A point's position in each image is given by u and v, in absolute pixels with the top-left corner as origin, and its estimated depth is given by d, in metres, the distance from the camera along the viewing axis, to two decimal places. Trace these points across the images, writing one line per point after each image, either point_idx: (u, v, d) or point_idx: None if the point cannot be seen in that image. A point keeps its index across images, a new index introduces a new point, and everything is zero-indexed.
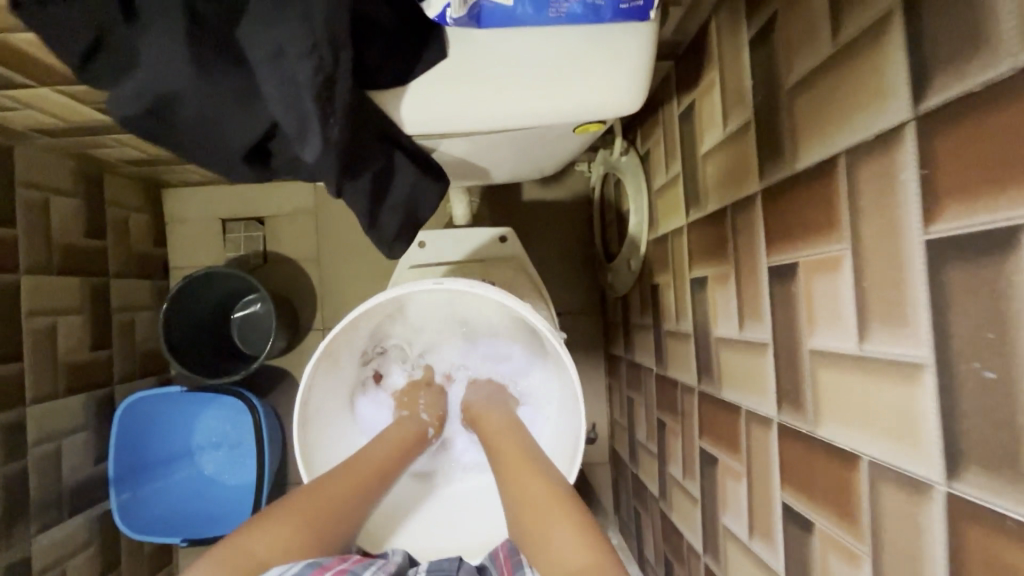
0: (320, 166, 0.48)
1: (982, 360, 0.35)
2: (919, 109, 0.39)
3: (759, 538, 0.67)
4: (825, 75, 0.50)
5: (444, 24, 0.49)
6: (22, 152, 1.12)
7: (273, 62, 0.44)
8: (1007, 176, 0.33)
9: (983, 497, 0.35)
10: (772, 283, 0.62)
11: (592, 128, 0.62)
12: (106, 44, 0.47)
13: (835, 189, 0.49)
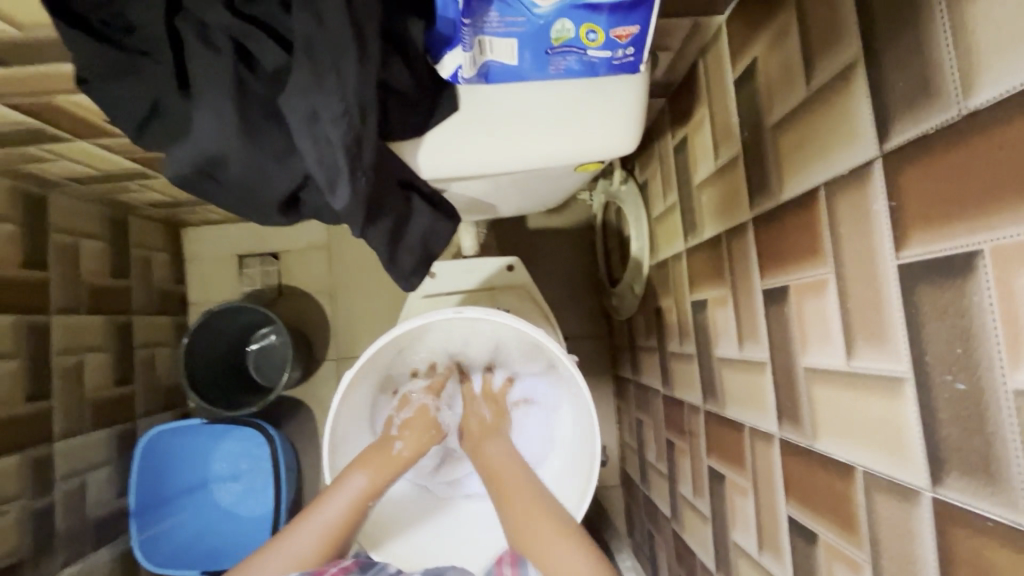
0: (347, 213, 0.52)
1: (953, 373, 0.39)
2: (884, 147, 0.44)
3: (768, 552, 0.69)
4: (802, 115, 0.55)
5: (456, 82, 0.55)
6: (55, 200, 1.19)
7: (309, 123, 0.47)
8: (962, 208, 0.37)
9: (964, 500, 0.38)
10: (766, 305, 0.65)
11: (592, 167, 0.67)
12: (161, 111, 0.52)
13: (817, 218, 0.54)
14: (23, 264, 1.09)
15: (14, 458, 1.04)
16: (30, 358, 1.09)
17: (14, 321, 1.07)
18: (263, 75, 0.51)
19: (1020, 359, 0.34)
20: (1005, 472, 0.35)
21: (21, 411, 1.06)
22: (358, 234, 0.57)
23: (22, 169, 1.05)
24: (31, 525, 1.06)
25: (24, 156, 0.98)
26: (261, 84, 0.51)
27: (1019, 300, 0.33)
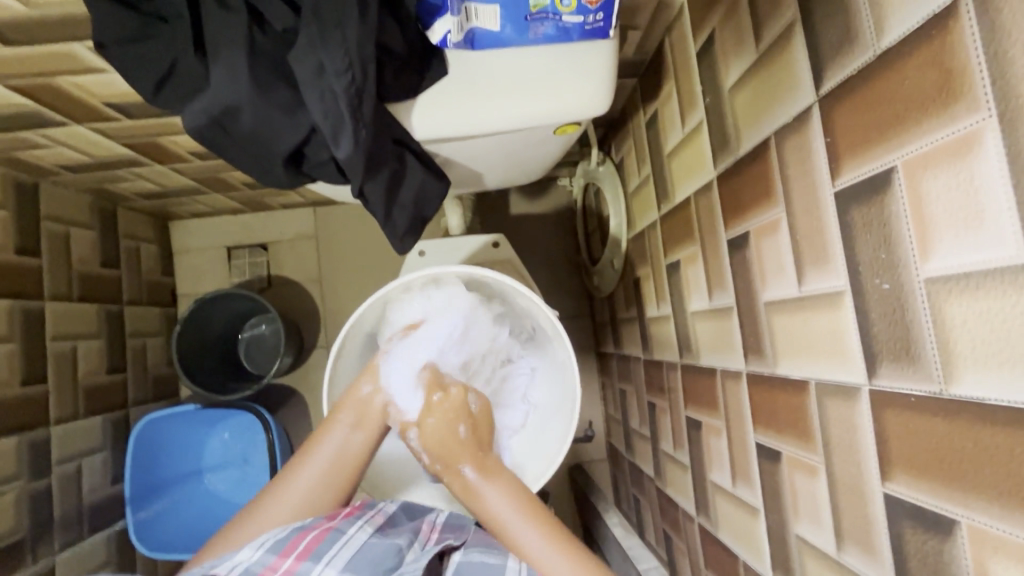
0: (348, 163, 0.59)
1: (880, 276, 0.45)
2: (819, 92, 0.51)
3: (740, 483, 0.75)
4: (754, 74, 0.62)
5: (445, 47, 0.61)
6: (46, 188, 1.21)
7: (316, 77, 0.54)
8: (881, 133, 0.43)
9: (892, 384, 0.45)
10: (731, 254, 0.72)
11: (570, 130, 0.73)
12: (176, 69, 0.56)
13: (770, 164, 0.60)
14: (17, 251, 1.12)
15: (11, 441, 1.06)
16: (25, 343, 1.11)
17: (9, 306, 1.09)
18: (272, 33, 0.57)
19: (928, 250, 0.40)
20: (920, 352, 0.42)
21: (17, 394, 1.08)
22: (358, 188, 0.64)
23: (16, 157, 1.07)
24: (29, 507, 1.08)
25: (20, 142, 1.01)
26: (271, 42, 0.57)
27: (925, 202, 0.40)
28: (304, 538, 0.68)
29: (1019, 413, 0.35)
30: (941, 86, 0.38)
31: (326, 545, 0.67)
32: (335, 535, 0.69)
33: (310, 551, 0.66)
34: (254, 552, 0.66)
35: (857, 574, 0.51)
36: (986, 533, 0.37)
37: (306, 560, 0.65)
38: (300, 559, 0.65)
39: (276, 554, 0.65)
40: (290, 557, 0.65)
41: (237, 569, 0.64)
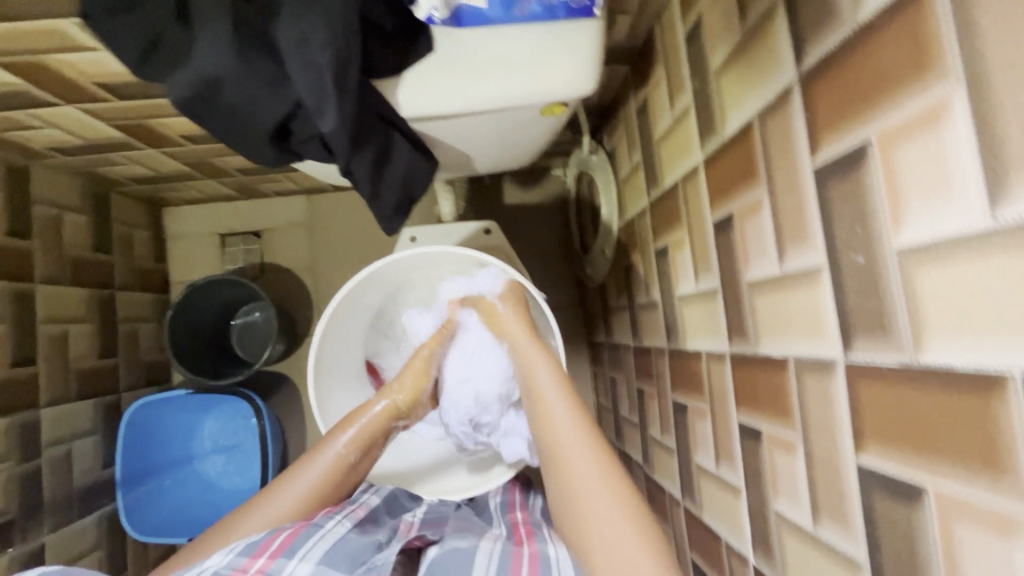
0: (334, 137, 0.60)
1: (855, 250, 0.46)
2: (800, 70, 0.51)
3: (723, 464, 0.76)
4: (739, 55, 0.62)
5: (431, 24, 0.61)
6: (37, 172, 1.21)
7: (300, 49, 0.55)
8: (858, 108, 0.44)
9: (866, 357, 0.45)
10: (716, 236, 0.72)
11: (558, 111, 0.73)
12: (161, 42, 0.57)
13: (753, 144, 0.61)
14: (8, 232, 1.12)
15: (1, 422, 1.06)
16: (15, 325, 1.11)
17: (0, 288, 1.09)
18: (256, 5, 0.56)
19: (900, 222, 0.41)
20: (892, 323, 0.42)
21: (7, 375, 1.09)
22: (345, 163, 0.65)
23: (6, 139, 1.07)
24: (19, 488, 1.09)
25: (10, 123, 1.00)
26: (255, 13, 0.57)
27: (898, 173, 0.40)
28: (276, 539, 0.67)
29: (982, 379, 0.35)
30: (914, 59, 0.38)
31: (301, 541, 0.67)
32: (312, 530, 0.70)
33: (284, 547, 0.66)
34: (223, 556, 0.64)
35: (830, 547, 0.52)
36: (951, 498, 0.38)
37: (280, 556, 0.64)
38: (273, 556, 0.64)
39: (248, 556, 0.64)
40: (263, 556, 0.64)
41: (206, 573, 0.62)
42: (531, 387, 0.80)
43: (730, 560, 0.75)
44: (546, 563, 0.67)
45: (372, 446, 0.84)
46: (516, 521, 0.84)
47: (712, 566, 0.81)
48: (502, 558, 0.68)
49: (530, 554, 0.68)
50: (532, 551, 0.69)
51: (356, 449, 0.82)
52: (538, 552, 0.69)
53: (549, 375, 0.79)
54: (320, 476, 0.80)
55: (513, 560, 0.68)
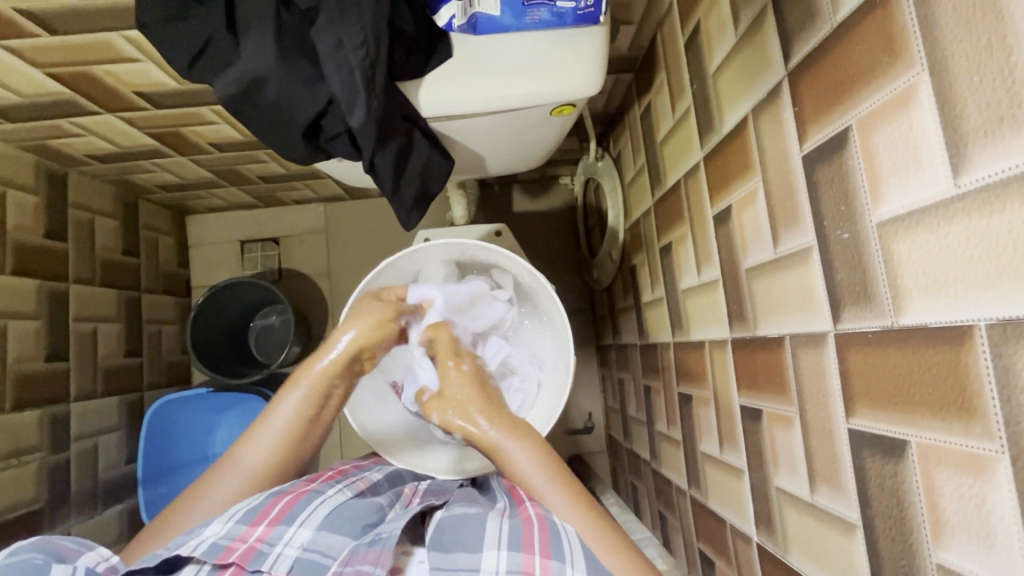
0: (361, 131, 0.65)
1: (841, 227, 0.50)
2: (788, 67, 0.56)
3: (727, 449, 0.78)
4: (733, 57, 0.67)
5: (451, 31, 0.68)
6: (73, 178, 1.28)
7: (336, 51, 0.61)
8: (838, 99, 0.48)
9: (853, 326, 0.49)
10: (716, 227, 0.76)
11: (566, 112, 0.78)
12: (209, 46, 0.64)
13: (748, 139, 0.65)
14: (45, 234, 1.19)
15: (34, 413, 1.12)
16: (49, 322, 1.18)
17: (37, 285, 1.15)
18: (296, 14, 0.63)
19: (879, 196, 0.45)
20: (875, 291, 0.46)
21: (42, 368, 1.15)
22: (369, 159, 0.70)
23: (48, 146, 1.15)
24: (48, 478, 1.13)
25: (54, 130, 1.08)
26: (295, 19, 0.64)
27: (875, 153, 0.45)
28: (276, 504, 0.69)
29: (954, 331, 0.39)
30: (885, 49, 0.43)
31: (300, 507, 0.69)
32: (311, 496, 0.71)
33: (283, 514, 0.67)
34: (223, 525, 0.65)
35: (828, 513, 0.55)
36: (931, 447, 0.41)
37: (279, 524, 0.66)
38: (273, 524, 0.66)
39: (247, 524, 0.66)
40: (263, 524, 0.66)
41: (204, 545, 0.63)
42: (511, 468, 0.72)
43: (735, 542, 0.77)
44: (557, 531, 0.63)
45: (332, 394, 0.78)
46: (517, 484, 0.78)
47: (719, 551, 0.83)
48: (513, 526, 0.65)
49: (540, 517, 0.65)
50: (540, 515, 0.66)
51: (317, 403, 0.77)
52: (546, 516, 0.65)
53: (519, 446, 0.72)
54: (287, 424, 0.76)
55: (524, 531, 0.64)
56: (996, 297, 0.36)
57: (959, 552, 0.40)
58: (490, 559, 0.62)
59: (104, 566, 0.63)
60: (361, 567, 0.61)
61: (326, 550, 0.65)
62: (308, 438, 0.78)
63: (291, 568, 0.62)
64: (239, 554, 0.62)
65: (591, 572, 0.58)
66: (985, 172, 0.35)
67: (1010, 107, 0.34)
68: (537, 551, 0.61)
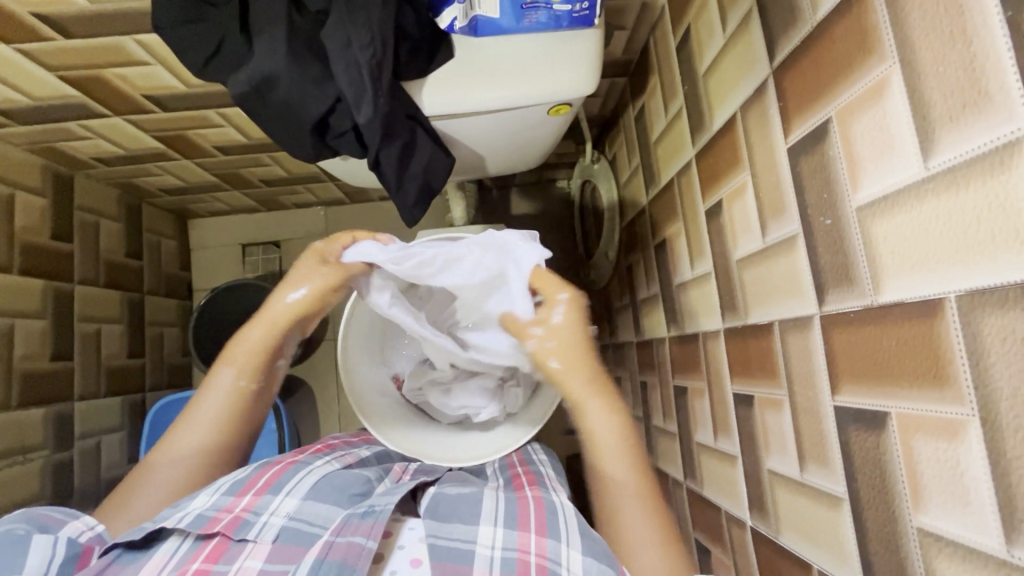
0: (368, 127, 0.69)
1: (824, 214, 0.52)
2: (773, 65, 0.59)
3: (721, 437, 0.80)
4: (723, 57, 0.71)
5: (452, 32, 0.71)
6: (79, 181, 1.31)
7: (343, 50, 0.66)
8: (818, 93, 0.51)
9: (837, 307, 0.51)
10: (708, 222, 0.79)
11: (563, 111, 0.81)
12: (222, 47, 0.67)
13: (737, 135, 0.68)
14: (52, 235, 1.21)
15: (39, 411, 1.13)
16: (55, 321, 1.20)
17: (43, 285, 1.17)
18: (307, 13, 0.67)
19: (858, 183, 0.48)
20: (856, 273, 0.49)
21: (47, 367, 1.16)
22: (374, 154, 0.74)
23: (56, 149, 1.17)
24: (51, 475, 1.15)
25: (63, 133, 1.10)
26: (305, 22, 0.67)
27: (854, 142, 0.48)
28: (262, 476, 0.71)
29: (927, 305, 0.41)
30: (862, 44, 0.46)
31: (286, 479, 0.71)
32: (297, 468, 0.73)
33: (269, 485, 0.70)
34: (210, 497, 0.67)
35: (816, 489, 0.57)
36: (908, 416, 0.44)
37: (266, 493, 0.68)
38: (260, 493, 0.68)
39: (233, 496, 0.68)
40: (248, 494, 0.68)
41: (190, 516, 0.64)
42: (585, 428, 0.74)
43: (730, 527, 0.79)
44: (553, 512, 0.67)
45: (271, 368, 0.81)
46: (517, 472, 0.81)
47: (715, 539, 0.84)
48: (510, 504, 0.69)
49: (536, 499, 0.69)
50: (537, 496, 0.70)
51: (249, 378, 0.79)
52: (544, 498, 0.70)
53: (598, 403, 0.74)
54: (224, 402, 0.77)
55: (520, 509, 0.67)
56: (964, 270, 0.38)
57: (936, 514, 0.42)
58: (486, 534, 0.63)
59: (88, 536, 0.63)
60: (353, 539, 0.61)
61: (313, 520, 0.66)
62: (250, 411, 0.79)
63: (277, 536, 0.64)
64: (226, 523, 0.64)
65: (585, 552, 0.61)
66: (950, 155, 0.38)
67: (971, 94, 0.37)
68: (533, 529, 0.64)
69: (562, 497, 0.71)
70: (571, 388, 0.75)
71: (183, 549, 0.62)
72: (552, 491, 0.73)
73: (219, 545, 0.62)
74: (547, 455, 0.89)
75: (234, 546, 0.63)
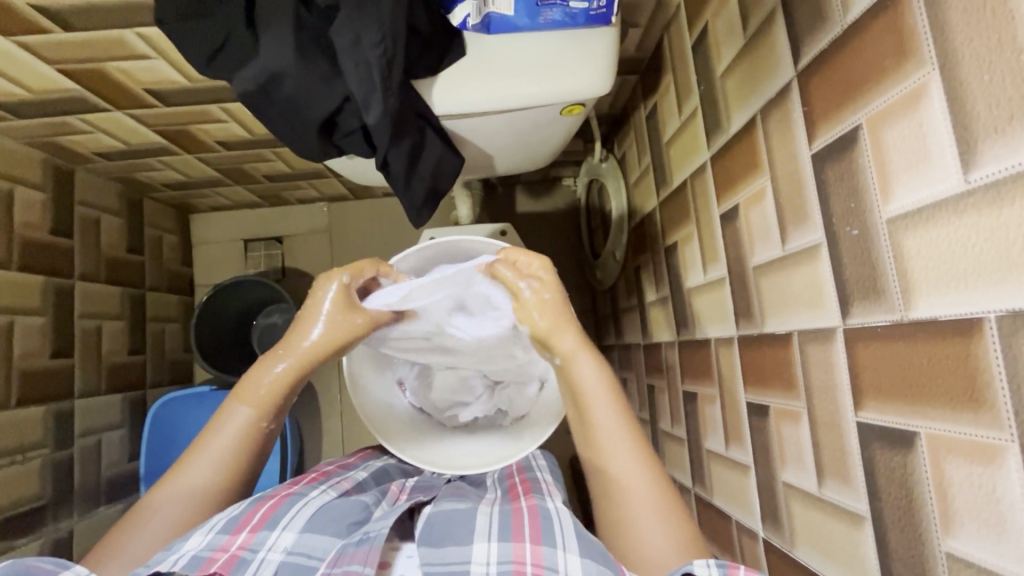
0: (377, 127, 0.67)
1: (850, 224, 0.51)
2: (797, 68, 0.57)
3: (732, 445, 0.79)
4: (742, 58, 0.68)
5: (464, 29, 0.69)
6: (79, 175, 1.28)
7: (353, 48, 0.63)
8: (848, 99, 0.50)
9: (863, 320, 0.50)
10: (724, 227, 0.77)
11: (576, 111, 0.79)
12: (227, 43, 0.65)
13: (756, 139, 0.66)
14: (52, 231, 1.19)
15: (40, 409, 1.12)
16: (55, 318, 1.18)
17: (43, 281, 1.16)
18: (315, 10, 0.65)
19: (888, 193, 0.46)
20: (884, 286, 0.47)
21: (47, 365, 1.15)
22: (383, 155, 0.72)
23: (56, 143, 1.15)
24: (52, 474, 1.14)
25: (63, 127, 1.08)
26: (313, 18, 0.65)
27: (885, 151, 0.46)
28: (258, 510, 0.69)
29: (964, 323, 0.40)
30: (897, 49, 0.44)
31: (281, 512, 0.69)
32: (292, 501, 0.71)
33: (266, 520, 0.67)
34: (204, 536, 0.65)
35: (836, 506, 0.55)
36: (940, 437, 0.42)
37: (261, 530, 0.66)
38: (255, 530, 0.66)
39: (228, 533, 0.65)
40: (244, 531, 0.66)
41: (185, 559, 0.62)
42: (587, 429, 0.73)
43: (740, 538, 0.77)
44: (547, 518, 0.66)
45: (283, 407, 0.78)
46: (513, 482, 0.79)
47: (724, 548, 0.83)
48: (504, 518, 0.67)
49: (530, 509, 0.67)
50: (532, 505, 0.68)
51: (266, 416, 0.76)
52: (537, 506, 0.68)
53: (608, 408, 0.72)
54: (236, 440, 0.74)
55: (514, 522, 0.66)
56: (1004, 291, 0.37)
57: (968, 540, 0.41)
58: (480, 551, 0.62)
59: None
60: (349, 568, 0.61)
61: (311, 552, 0.65)
62: (262, 449, 0.76)
63: (276, 572, 0.62)
64: (222, 563, 0.62)
65: (583, 555, 0.59)
66: (994, 168, 0.37)
67: (1019, 105, 0.35)
68: (528, 540, 0.62)
69: (557, 502, 0.69)
70: (579, 386, 0.74)
71: None
72: (549, 498, 0.71)
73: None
74: (555, 464, 0.88)
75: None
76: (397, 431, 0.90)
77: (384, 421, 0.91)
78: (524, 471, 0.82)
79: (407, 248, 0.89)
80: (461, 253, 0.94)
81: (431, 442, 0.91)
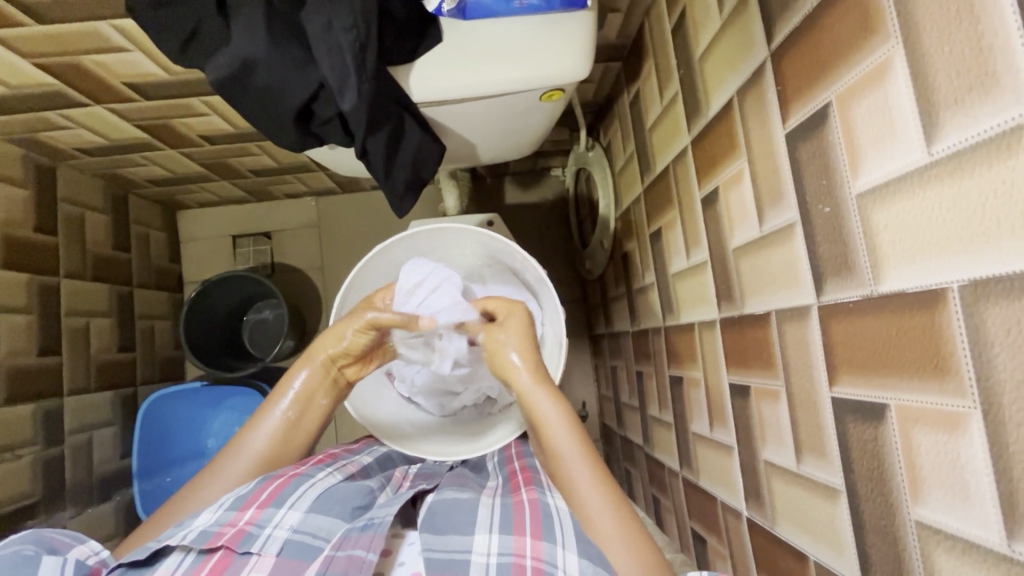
0: (354, 115, 0.67)
1: (823, 201, 0.51)
2: (770, 48, 0.57)
3: (717, 427, 0.79)
4: (719, 39, 0.69)
5: (440, 15, 0.68)
6: (62, 172, 1.27)
7: (326, 33, 0.64)
8: (818, 76, 0.50)
9: (836, 297, 0.50)
10: (705, 210, 0.77)
11: (556, 97, 0.79)
12: (199, 33, 0.65)
13: (733, 120, 0.66)
14: (36, 228, 1.18)
15: (28, 407, 1.12)
16: (42, 316, 1.18)
17: (28, 279, 1.15)
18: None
19: (857, 168, 0.46)
20: (855, 262, 0.47)
21: (34, 362, 1.15)
22: (362, 142, 0.72)
23: (37, 139, 1.14)
24: (43, 472, 1.14)
25: (43, 123, 1.08)
26: (286, 4, 0.65)
27: (854, 125, 0.46)
28: (266, 488, 0.69)
29: (928, 294, 0.40)
30: (864, 23, 0.44)
31: (290, 490, 0.69)
32: (302, 480, 0.71)
33: (273, 497, 0.68)
34: (213, 513, 0.66)
35: (813, 481, 0.56)
36: (909, 408, 0.43)
37: (269, 506, 0.66)
38: (263, 507, 0.66)
39: (237, 510, 0.66)
40: (252, 507, 0.66)
41: (193, 533, 0.63)
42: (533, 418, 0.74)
43: (726, 518, 0.78)
44: (548, 514, 0.66)
45: (313, 403, 0.81)
46: (513, 470, 0.80)
47: (711, 528, 0.84)
48: (505, 511, 0.68)
49: (531, 503, 0.68)
50: (533, 499, 0.68)
51: (297, 409, 0.80)
52: (539, 501, 0.68)
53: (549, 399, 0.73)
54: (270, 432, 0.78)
55: (516, 515, 0.66)
56: (965, 258, 0.37)
57: (935, 507, 0.42)
58: (482, 542, 0.63)
59: (93, 561, 0.63)
60: (353, 553, 0.61)
61: (317, 532, 0.66)
62: (294, 442, 0.80)
63: (281, 549, 0.63)
64: (229, 537, 0.62)
65: (581, 556, 0.60)
66: (955, 139, 0.37)
67: (977, 75, 0.35)
68: (528, 534, 0.63)
69: (558, 499, 0.70)
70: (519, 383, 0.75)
71: (186, 564, 0.61)
72: (549, 493, 0.72)
73: (222, 559, 0.61)
74: None
75: (238, 559, 0.62)
76: (388, 426, 0.92)
77: (377, 417, 0.92)
78: (525, 464, 0.82)
79: (394, 236, 0.87)
80: (451, 239, 0.94)
81: (424, 433, 0.93)
